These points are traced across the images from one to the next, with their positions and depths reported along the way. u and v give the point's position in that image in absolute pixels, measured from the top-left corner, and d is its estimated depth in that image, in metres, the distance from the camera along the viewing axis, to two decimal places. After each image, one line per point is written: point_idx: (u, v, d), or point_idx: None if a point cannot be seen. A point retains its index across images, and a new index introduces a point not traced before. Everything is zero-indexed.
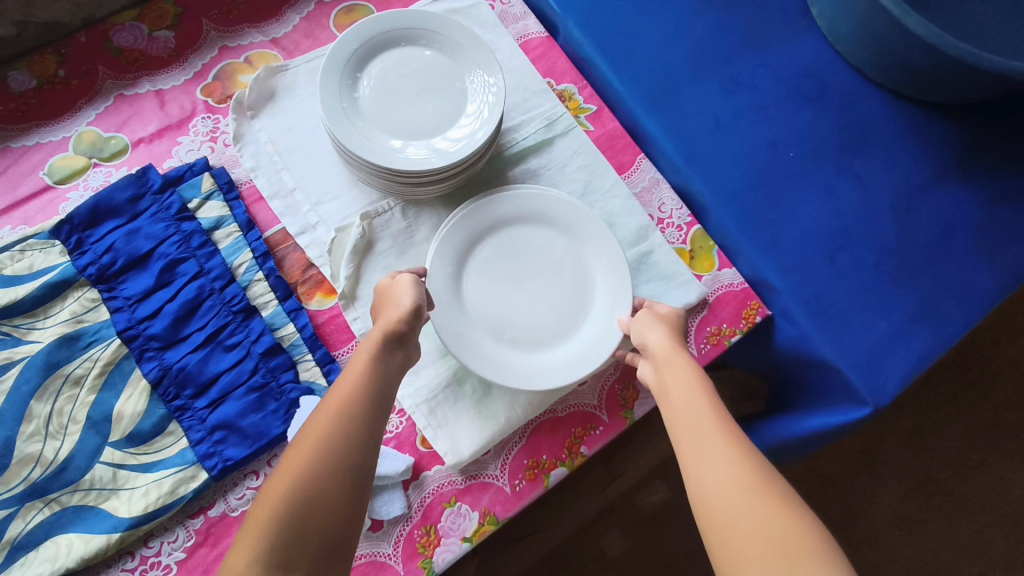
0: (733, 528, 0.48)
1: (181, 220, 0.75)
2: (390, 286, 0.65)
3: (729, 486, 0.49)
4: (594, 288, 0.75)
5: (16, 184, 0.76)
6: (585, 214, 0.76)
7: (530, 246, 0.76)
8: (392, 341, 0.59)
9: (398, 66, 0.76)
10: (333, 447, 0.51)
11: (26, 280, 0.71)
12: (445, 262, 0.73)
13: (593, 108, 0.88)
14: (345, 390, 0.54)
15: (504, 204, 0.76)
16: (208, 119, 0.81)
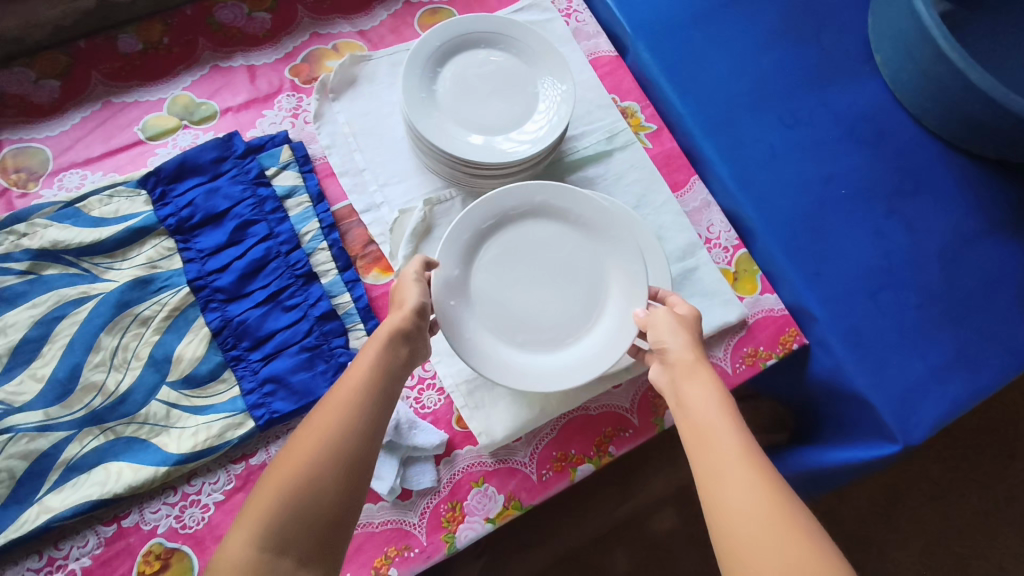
0: (744, 541, 0.46)
1: (257, 185, 0.79)
2: (400, 285, 0.65)
3: (759, 519, 0.47)
4: (609, 286, 0.73)
5: (113, 136, 0.81)
6: (601, 206, 0.75)
7: (543, 241, 0.75)
8: (399, 340, 0.60)
9: (475, 65, 0.79)
10: (330, 443, 0.53)
11: (110, 224, 0.76)
12: (456, 261, 0.71)
13: (653, 127, 0.90)
14: (347, 393, 0.56)
15: (515, 201, 0.74)
16: (292, 97, 0.86)
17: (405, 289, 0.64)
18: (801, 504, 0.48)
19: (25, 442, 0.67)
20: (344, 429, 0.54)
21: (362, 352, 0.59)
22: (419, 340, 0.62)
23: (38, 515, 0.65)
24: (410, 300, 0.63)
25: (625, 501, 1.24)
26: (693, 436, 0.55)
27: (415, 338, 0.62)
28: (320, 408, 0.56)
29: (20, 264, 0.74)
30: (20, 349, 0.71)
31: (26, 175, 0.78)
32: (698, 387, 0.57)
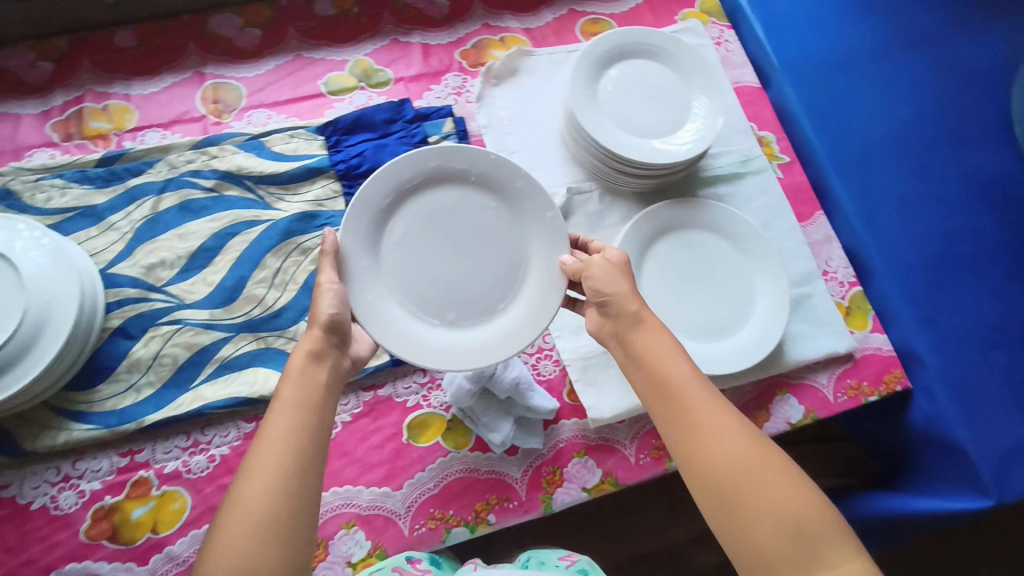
0: (737, 482, 0.51)
1: (420, 149, 0.86)
2: (321, 290, 0.62)
3: (741, 462, 0.52)
4: (509, 237, 0.70)
5: (299, 85, 0.90)
6: (496, 162, 0.69)
7: (449, 209, 0.70)
8: (318, 362, 0.58)
9: (637, 72, 0.85)
10: (287, 472, 0.50)
11: (288, 160, 0.84)
12: (369, 244, 0.67)
13: (785, 159, 0.93)
14: (292, 420, 0.53)
15: (409, 168, 0.68)
16: (458, 77, 0.93)
17: (320, 299, 0.61)
18: (769, 440, 0.54)
19: (190, 335, 0.76)
20: (299, 453, 0.52)
21: (281, 385, 0.56)
22: (338, 360, 0.60)
23: (192, 402, 0.73)
24: (322, 312, 0.60)
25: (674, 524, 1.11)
26: (660, 391, 0.58)
27: (332, 360, 0.60)
28: (260, 440, 0.52)
29: (207, 181, 0.82)
30: (197, 255, 0.80)
31: (221, 107, 0.87)
32: (646, 335, 0.61)
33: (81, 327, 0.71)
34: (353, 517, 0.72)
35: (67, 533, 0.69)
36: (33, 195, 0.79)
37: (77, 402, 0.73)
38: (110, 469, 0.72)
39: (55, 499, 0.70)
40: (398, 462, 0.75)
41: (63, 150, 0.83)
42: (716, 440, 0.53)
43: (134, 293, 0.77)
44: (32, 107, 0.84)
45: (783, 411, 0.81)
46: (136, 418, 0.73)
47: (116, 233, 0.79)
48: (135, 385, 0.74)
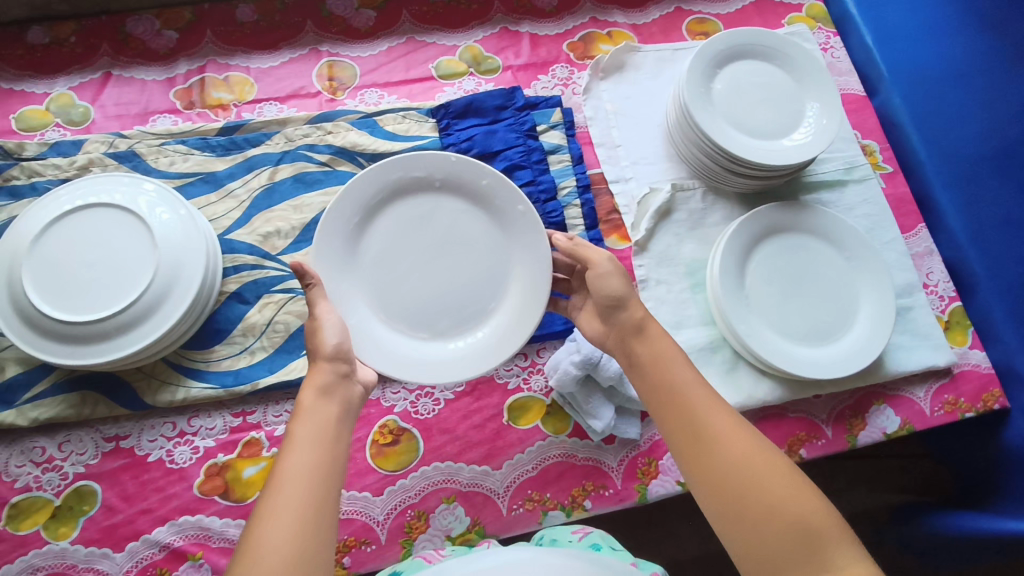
0: (751, 497, 0.48)
1: (528, 137, 0.87)
2: (318, 323, 0.61)
3: (746, 473, 0.49)
4: (476, 236, 0.74)
5: (411, 68, 0.92)
6: (458, 164, 0.73)
7: (421, 218, 0.74)
8: (327, 397, 0.56)
9: (751, 73, 0.86)
10: (305, 516, 0.47)
11: (401, 140, 0.85)
12: (348, 269, 0.71)
13: (889, 169, 0.93)
14: (312, 458, 0.51)
15: (377, 185, 0.72)
16: (566, 68, 0.94)
17: (321, 331, 0.61)
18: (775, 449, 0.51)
19: (303, 304, 0.78)
20: (316, 493, 0.49)
21: (292, 423, 0.54)
22: (347, 389, 0.58)
23: (304, 368, 0.76)
24: (326, 344, 0.60)
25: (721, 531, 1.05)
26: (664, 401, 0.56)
27: (341, 391, 0.57)
28: (274, 484, 0.49)
29: (322, 156, 0.84)
30: (311, 226, 0.81)
31: (337, 84, 0.89)
32: (646, 344, 0.59)
33: (205, 289, 0.73)
34: (454, 493, 0.74)
35: (182, 486, 0.71)
36: (157, 158, 0.81)
37: (195, 361, 0.75)
38: (223, 427, 0.74)
39: (171, 453, 0.73)
40: (498, 441, 0.77)
41: (185, 117, 0.85)
42: (720, 451, 0.51)
43: (250, 260, 0.79)
44: (157, 74, 0.87)
45: (878, 420, 0.81)
46: (251, 379, 0.75)
47: (234, 200, 0.81)
48: (249, 348, 0.76)
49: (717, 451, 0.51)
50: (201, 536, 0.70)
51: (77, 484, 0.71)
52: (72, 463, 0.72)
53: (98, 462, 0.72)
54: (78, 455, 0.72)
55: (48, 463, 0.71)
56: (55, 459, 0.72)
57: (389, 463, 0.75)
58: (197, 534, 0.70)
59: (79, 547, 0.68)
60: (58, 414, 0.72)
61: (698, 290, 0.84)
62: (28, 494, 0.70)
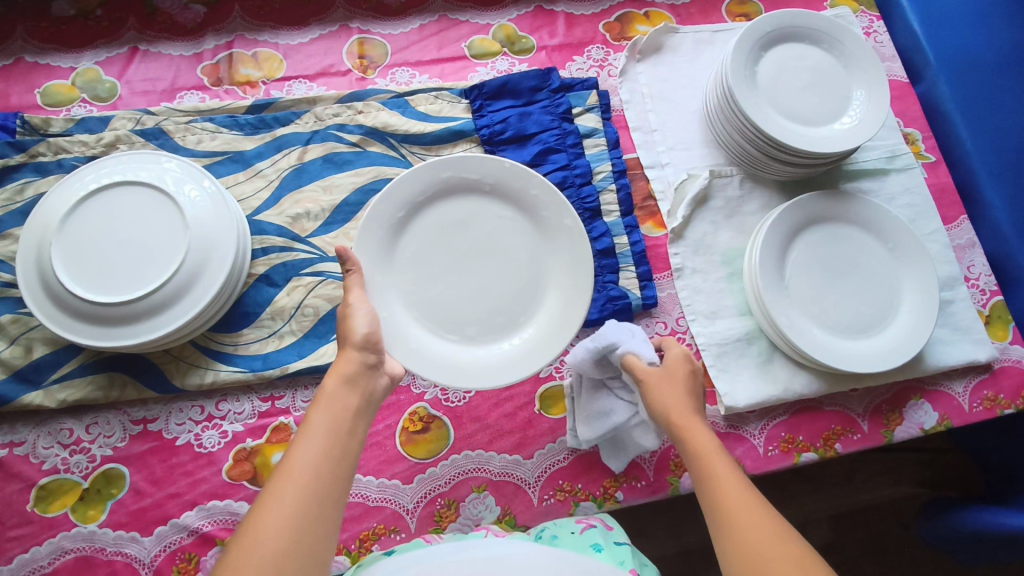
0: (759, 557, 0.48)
1: (564, 119, 0.85)
2: (350, 310, 0.62)
3: (762, 533, 0.49)
4: (517, 243, 0.73)
5: (443, 47, 0.89)
6: (508, 171, 0.72)
7: (463, 219, 0.73)
8: (349, 387, 0.57)
9: (798, 58, 0.83)
10: (304, 506, 0.48)
11: (433, 121, 0.83)
12: (384, 264, 0.70)
13: (931, 159, 0.91)
14: (322, 447, 0.52)
15: (423, 182, 0.71)
16: (602, 49, 0.91)
17: (352, 319, 0.61)
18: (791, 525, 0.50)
19: (333, 288, 0.77)
20: (319, 488, 0.49)
21: (311, 411, 0.55)
22: (372, 382, 0.59)
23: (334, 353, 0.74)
24: (356, 332, 0.60)
25: None
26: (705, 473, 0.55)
27: (365, 384, 0.58)
28: (284, 470, 0.50)
29: (352, 136, 0.82)
30: (341, 208, 0.80)
31: (367, 62, 0.87)
32: (675, 396, 0.59)
33: (234, 272, 0.72)
34: (485, 482, 0.73)
35: (210, 471, 0.70)
36: (185, 136, 0.79)
37: (223, 344, 0.74)
38: (252, 412, 0.73)
39: (199, 437, 0.72)
40: (529, 431, 0.75)
41: (212, 94, 0.83)
42: (741, 512, 0.51)
43: (279, 242, 0.77)
44: (184, 49, 0.85)
45: (915, 415, 0.79)
46: (280, 364, 0.73)
47: (263, 179, 0.79)
48: (278, 332, 0.75)
49: (730, 523, 0.51)
50: (229, 521, 0.69)
51: (105, 467, 0.70)
52: (100, 446, 0.71)
53: (125, 445, 0.71)
54: (106, 438, 0.71)
55: (76, 444, 0.70)
56: (83, 441, 0.71)
57: (419, 451, 0.73)
58: (225, 519, 0.69)
59: (108, 531, 0.67)
60: (86, 396, 0.71)
61: (735, 279, 0.82)
62: (56, 476, 0.69)
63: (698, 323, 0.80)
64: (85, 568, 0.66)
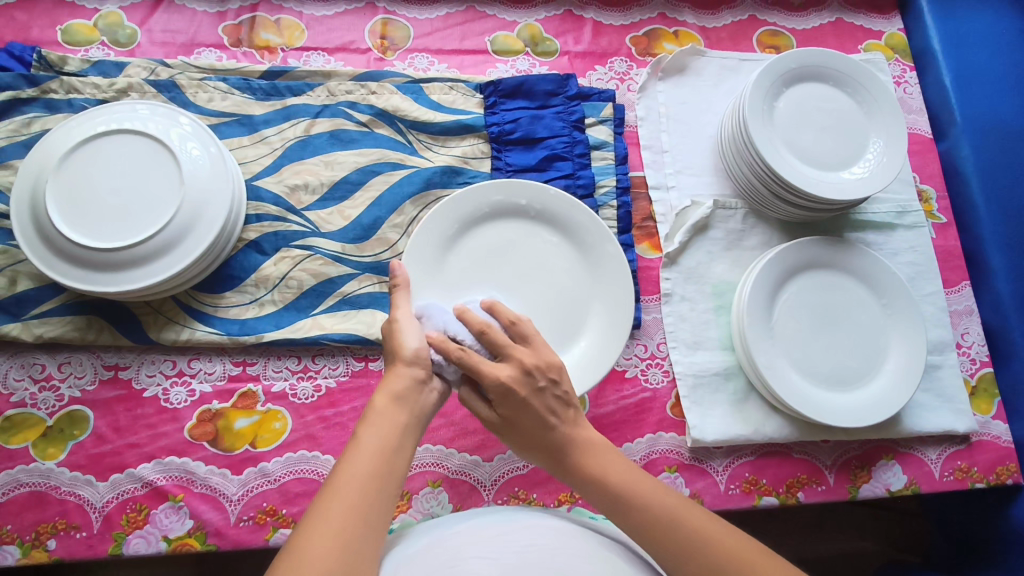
0: (690, 534, 0.50)
1: (575, 128, 0.84)
2: (397, 326, 0.57)
3: (672, 509, 0.51)
4: (563, 269, 0.74)
5: (467, 38, 0.90)
6: (555, 197, 0.73)
7: (513, 240, 0.74)
8: (400, 404, 0.52)
9: (840, 108, 0.82)
10: (358, 525, 0.45)
11: (444, 111, 0.83)
12: (435, 277, 0.71)
13: (942, 220, 0.89)
14: (371, 467, 0.47)
15: (476, 204, 0.73)
16: (625, 63, 0.91)
17: (400, 333, 0.56)
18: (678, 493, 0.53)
19: (319, 264, 0.77)
20: (371, 501, 0.46)
21: (359, 427, 0.51)
22: (422, 398, 0.54)
23: (310, 329, 0.75)
24: (405, 347, 0.55)
25: None
26: (625, 514, 0.52)
27: (414, 399, 0.53)
28: (331, 490, 0.46)
29: (362, 115, 0.82)
30: (339, 185, 0.80)
31: (388, 44, 0.88)
32: (568, 430, 0.55)
33: (225, 232, 0.72)
34: (440, 477, 0.73)
35: (173, 426, 0.71)
36: (196, 93, 0.80)
37: (204, 304, 0.74)
38: (222, 374, 0.73)
39: (167, 392, 0.72)
40: (493, 434, 0.75)
41: (230, 54, 0.84)
42: (645, 499, 0.52)
43: (273, 211, 0.78)
44: (208, 6, 0.86)
45: (883, 475, 0.78)
46: (256, 331, 0.74)
47: (267, 146, 0.80)
48: (260, 300, 0.75)
49: (650, 514, 0.51)
50: (184, 479, 0.69)
51: (70, 408, 0.71)
52: (69, 386, 0.72)
53: (93, 389, 0.72)
54: (76, 378, 0.72)
55: (46, 381, 0.71)
56: (53, 379, 0.72)
57: None
58: (180, 476, 0.69)
59: (64, 470, 0.68)
60: (63, 335, 0.72)
61: (722, 312, 0.81)
62: (22, 409, 0.70)
63: (678, 351, 0.79)
64: (37, 503, 0.67)
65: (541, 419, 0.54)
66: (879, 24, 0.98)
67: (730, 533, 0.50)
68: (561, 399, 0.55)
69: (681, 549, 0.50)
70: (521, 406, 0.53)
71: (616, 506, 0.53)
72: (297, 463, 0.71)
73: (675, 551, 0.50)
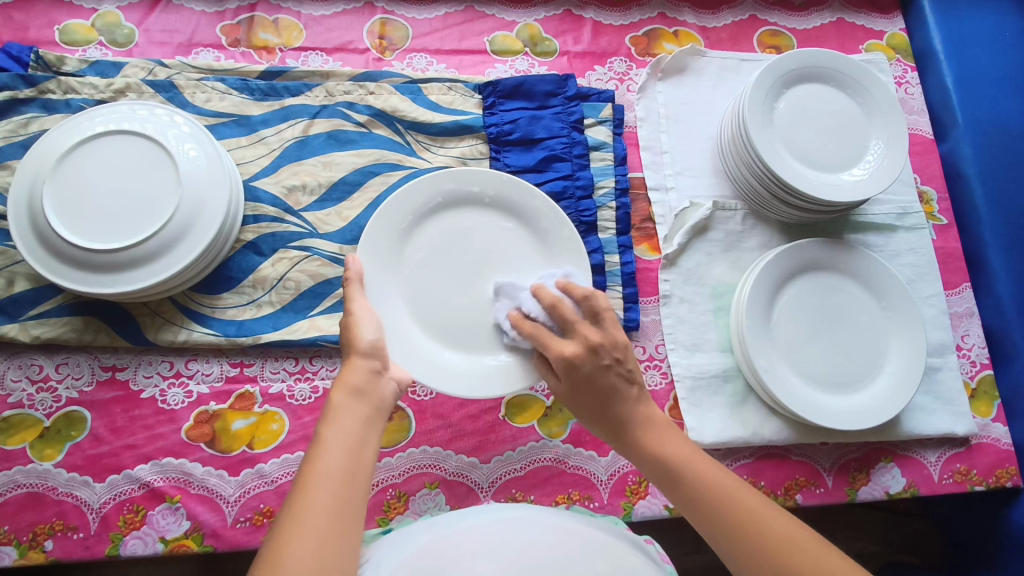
0: (743, 521, 0.50)
1: (574, 129, 0.84)
2: (354, 320, 0.59)
3: (730, 493, 0.52)
4: (517, 257, 0.73)
5: (465, 38, 0.89)
6: (509, 183, 0.73)
7: (468, 229, 0.73)
8: (358, 397, 0.53)
9: (816, 99, 0.82)
10: (330, 516, 0.45)
11: (443, 112, 0.83)
12: (390, 267, 0.70)
13: (943, 221, 0.89)
14: (338, 461, 0.48)
15: (435, 192, 0.72)
16: (625, 63, 0.91)
17: (357, 327, 0.58)
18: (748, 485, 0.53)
19: (317, 265, 0.77)
20: (340, 493, 0.46)
21: (322, 426, 0.51)
22: (379, 388, 0.55)
23: (308, 330, 0.74)
24: (361, 340, 0.57)
25: (699, 550, 1.01)
26: (681, 488, 0.54)
27: (373, 391, 0.54)
28: (301, 488, 0.46)
29: (360, 116, 0.81)
30: (337, 186, 0.79)
31: (387, 44, 0.87)
32: (630, 407, 0.59)
33: (222, 233, 0.72)
34: (438, 479, 0.73)
35: (170, 428, 0.71)
36: (194, 93, 0.79)
37: (201, 305, 0.74)
38: (219, 375, 0.73)
39: (164, 393, 0.72)
40: (490, 435, 0.75)
41: (228, 54, 0.84)
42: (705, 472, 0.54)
43: (271, 212, 0.77)
44: (206, 5, 0.86)
45: (882, 478, 0.78)
46: (253, 333, 0.74)
47: (265, 147, 0.79)
48: (257, 301, 0.75)
49: (713, 503, 0.52)
50: (181, 480, 0.69)
51: (68, 409, 0.71)
52: (67, 387, 0.72)
53: (91, 390, 0.72)
54: (74, 379, 0.72)
55: (43, 382, 0.71)
56: (51, 379, 0.72)
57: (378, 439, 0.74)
58: (177, 477, 0.69)
59: (62, 471, 0.68)
60: (60, 335, 0.72)
61: (721, 314, 0.81)
62: (19, 410, 0.70)
63: (677, 353, 0.79)
64: (34, 504, 0.67)
65: (611, 388, 0.59)
66: (880, 24, 0.98)
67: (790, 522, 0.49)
68: (627, 374, 0.59)
69: (739, 528, 0.50)
70: (587, 377, 0.58)
71: (675, 483, 0.55)
72: (294, 464, 0.71)
73: (724, 526, 0.51)
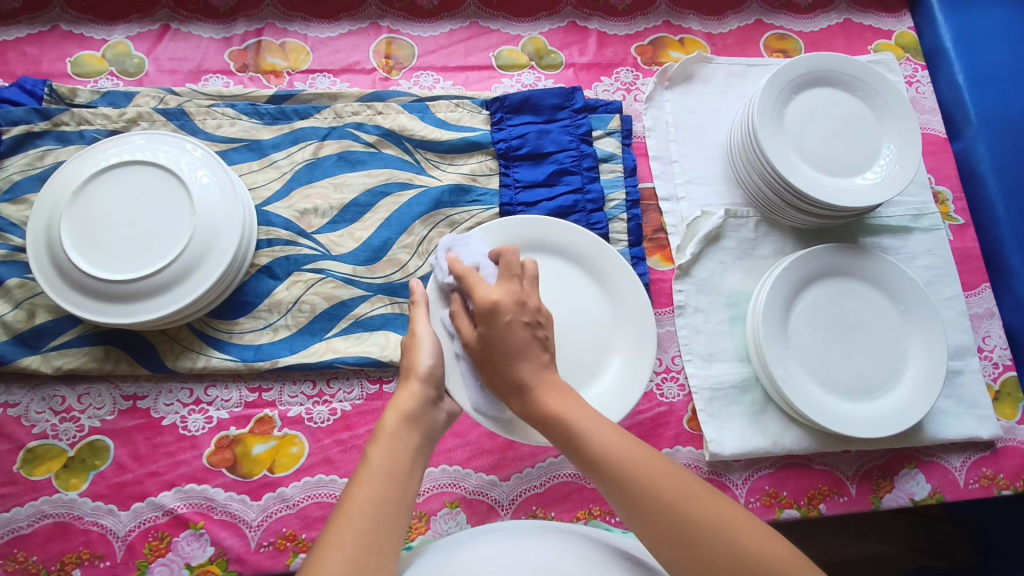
0: (624, 468, 0.48)
1: (582, 141, 0.84)
2: (417, 341, 0.60)
3: (611, 440, 0.50)
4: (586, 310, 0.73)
5: (470, 54, 0.89)
6: (584, 239, 0.74)
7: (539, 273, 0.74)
8: (411, 424, 0.54)
9: (852, 115, 0.81)
10: (368, 538, 0.45)
11: (451, 129, 0.83)
12: None
13: (959, 221, 0.88)
14: (383, 487, 0.48)
15: (514, 234, 0.73)
16: (631, 73, 0.91)
17: (418, 349, 0.59)
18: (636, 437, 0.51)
19: (331, 286, 0.77)
20: (385, 519, 0.46)
21: (371, 446, 0.52)
22: (430, 418, 0.56)
23: (324, 353, 0.75)
24: (421, 365, 0.58)
25: None
26: (564, 434, 0.52)
27: (425, 420, 0.55)
28: (345, 507, 0.46)
29: (369, 136, 0.82)
30: (348, 208, 0.80)
31: (393, 63, 0.88)
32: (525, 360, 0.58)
33: (238, 258, 0.72)
34: (458, 498, 0.73)
35: (192, 454, 0.72)
36: (205, 120, 0.80)
37: (218, 331, 0.75)
38: (238, 401, 0.74)
39: (185, 419, 0.73)
40: (509, 452, 0.75)
41: (237, 80, 0.85)
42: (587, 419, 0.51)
43: (284, 236, 0.78)
44: (214, 33, 0.87)
45: (906, 484, 0.77)
46: (270, 357, 0.74)
47: (276, 171, 0.80)
48: (273, 325, 0.76)
49: (589, 447, 0.50)
50: (204, 506, 0.70)
51: (91, 438, 0.72)
52: (89, 416, 0.73)
53: (113, 419, 0.73)
54: (96, 409, 0.73)
55: (66, 412, 0.72)
56: (73, 410, 0.73)
57: None
58: (201, 503, 0.70)
59: (87, 501, 0.69)
60: (82, 366, 0.73)
61: (737, 323, 0.80)
62: (44, 441, 0.71)
63: (693, 363, 0.78)
64: (62, 533, 0.68)
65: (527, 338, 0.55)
66: (889, 24, 0.97)
67: (675, 474, 0.47)
68: (542, 341, 0.56)
69: (619, 474, 0.48)
70: (502, 328, 0.55)
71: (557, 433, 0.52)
72: (315, 487, 0.71)
73: (604, 470, 0.49)
